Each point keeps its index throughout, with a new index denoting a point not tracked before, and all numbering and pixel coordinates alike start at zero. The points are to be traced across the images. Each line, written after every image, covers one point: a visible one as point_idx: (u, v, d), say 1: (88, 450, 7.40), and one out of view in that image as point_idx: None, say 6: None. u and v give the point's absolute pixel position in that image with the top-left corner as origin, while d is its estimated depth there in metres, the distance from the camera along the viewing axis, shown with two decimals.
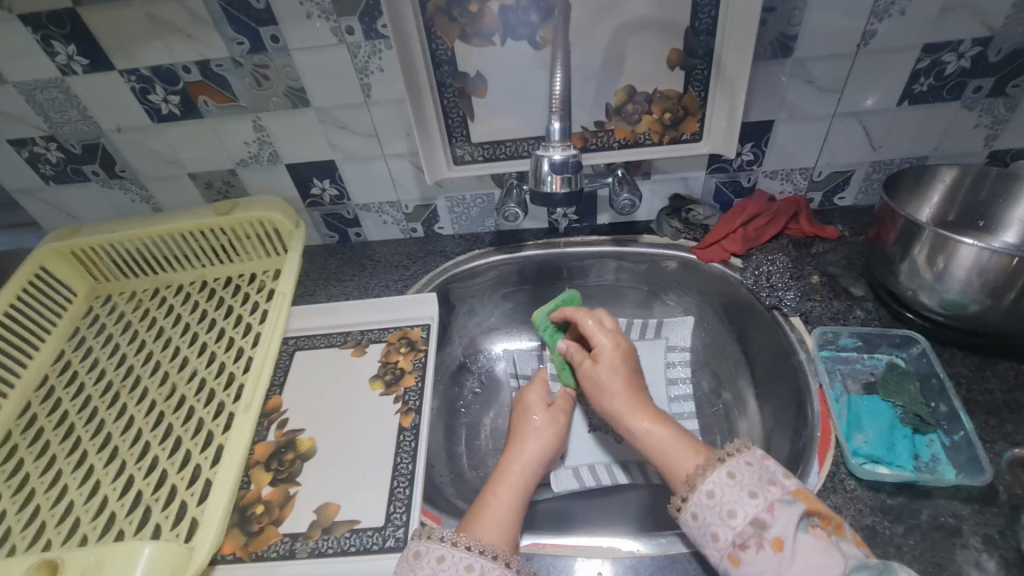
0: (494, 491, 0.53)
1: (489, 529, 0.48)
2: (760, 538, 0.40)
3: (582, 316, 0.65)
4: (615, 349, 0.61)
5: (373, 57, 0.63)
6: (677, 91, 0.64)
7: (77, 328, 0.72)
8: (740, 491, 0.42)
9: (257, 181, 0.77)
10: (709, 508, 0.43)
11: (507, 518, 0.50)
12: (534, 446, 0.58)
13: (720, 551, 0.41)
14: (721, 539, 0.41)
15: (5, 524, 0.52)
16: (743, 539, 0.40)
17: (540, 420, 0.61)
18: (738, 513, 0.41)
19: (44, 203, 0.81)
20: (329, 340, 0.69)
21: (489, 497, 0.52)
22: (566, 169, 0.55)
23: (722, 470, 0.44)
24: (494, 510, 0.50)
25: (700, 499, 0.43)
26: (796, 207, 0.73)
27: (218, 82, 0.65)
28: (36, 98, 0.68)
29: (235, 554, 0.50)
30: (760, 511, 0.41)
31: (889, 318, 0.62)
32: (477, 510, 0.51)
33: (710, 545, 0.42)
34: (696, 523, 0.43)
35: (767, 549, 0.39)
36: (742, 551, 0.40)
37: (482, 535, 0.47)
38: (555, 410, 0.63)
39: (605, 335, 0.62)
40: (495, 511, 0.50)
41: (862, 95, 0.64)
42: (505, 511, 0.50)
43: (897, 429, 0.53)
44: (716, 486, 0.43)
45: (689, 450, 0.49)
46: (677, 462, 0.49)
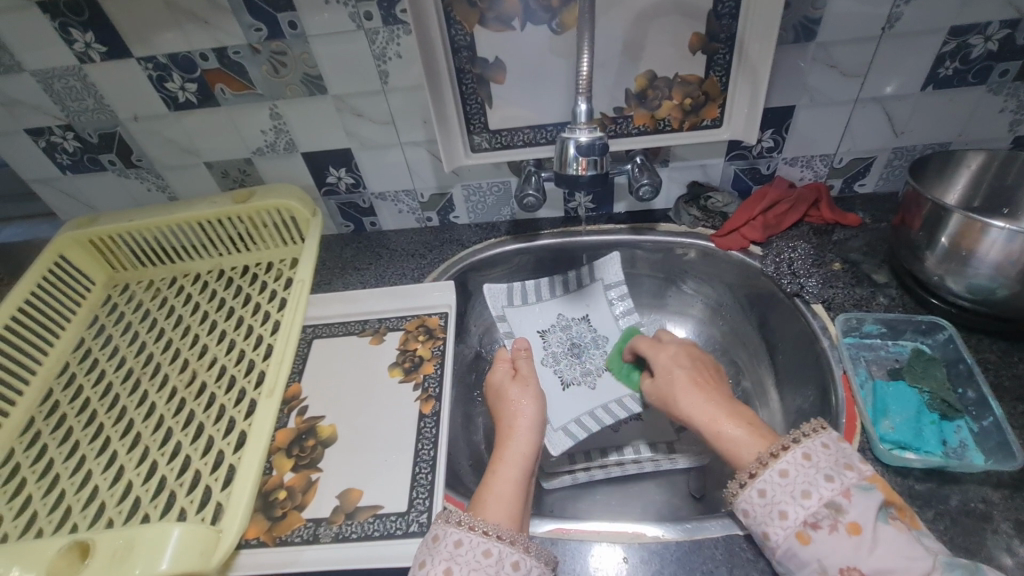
0: (493, 471, 0.53)
1: (499, 511, 0.48)
2: (834, 520, 0.39)
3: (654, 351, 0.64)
4: (687, 356, 0.61)
5: (391, 44, 0.62)
6: (698, 76, 0.63)
7: (96, 316, 0.72)
8: (815, 473, 0.42)
9: (272, 170, 0.77)
10: (780, 485, 0.42)
11: (514, 497, 0.50)
12: (522, 420, 0.58)
13: (787, 529, 0.41)
14: (790, 518, 0.41)
15: (31, 509, 0.52)
16: (815, 519, 0.40)
17: (511, 394, 0.61)
18: (812, 494, 0.41)
19: (62, 193, 0.81)
20: (347, 328, 0.69)
21: (492, 478, 0.52)
22: (593, 151, 0.54)
23: (798, 450, 0.43)
24: (498, 491, 0.50)
25: (772, 477, 0.43)
26: (817, 194, 0.72)
27: (235, 69, 0.65)
28: (53, 86, 0.67)
29: (260, 539, 0.50)
30: (837, 494, 0.40)
31: (913, 304, 0.62)
32: (485, 491, 0.50)
33: (776, 524, 0.41)
34: (762, 500, 0.43)
35: (842, 532, 0.39)
36: (813, 530, 0.40)
37: (493, 516, 0.47)
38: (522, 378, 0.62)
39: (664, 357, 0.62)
40: (498, 492, 0.50)
41: (886, 80, 0.64)
42: (509, 489, 0.50)
43: (925, 414, 0.52)
44: (790, 466, 0.43)
45: (754, 439, 0.47)
46: (738, 448, 0.47)
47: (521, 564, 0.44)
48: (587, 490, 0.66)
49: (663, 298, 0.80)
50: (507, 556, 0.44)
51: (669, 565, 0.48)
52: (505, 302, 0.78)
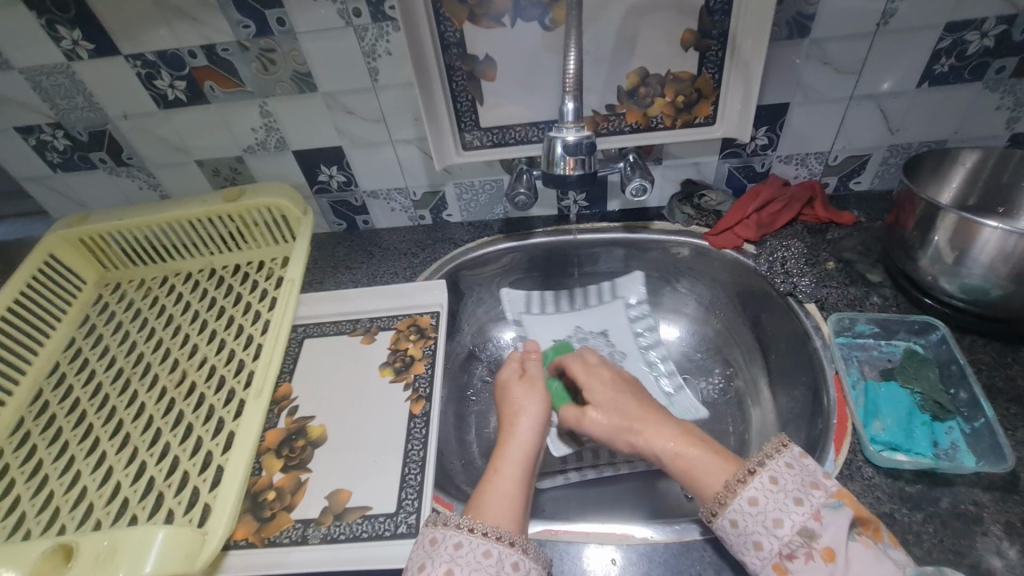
0: (495, 472, 0.52)
1: (500, 512, 0.47)
2: (809, 548, 0.39)
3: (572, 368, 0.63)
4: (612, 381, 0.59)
5: (380, 41, 0.62)
6: (690, 74, 0.63)
7: (87, 315, 0.72)
8: (784, 498, 0.41)
9: (264, 169, 0.77)
10: (751, 516, 0.41)
11: (516, 499, 0.49)
12: (524, 419, 0.57)
13: (763, 559, 0.40)
14: (766, 549, 0.40)
15: (20, 510, 0.52)
16: (790, 549, 0.39)
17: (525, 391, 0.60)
18: (784, 522, 0.40)
19: (53, 191, 0.80)
20: (338, 328, 0.69)
21: (495, 476, 0.51)
22: (580, 151, 0.53)
23: (764, 475, 0.42)
24: (500, 492, 0.50)
25: (741, 506, 0.42)
26: (812, 192, 0.72)
27: (224, 67, 0.65)
28: (42, 84, 0.67)
29: (248, 540, 0.50)
30: (808, 519, 0.40)
31: (906, 304, 0.61)
32: (486, 489, 0.50)
33: (753, 553, 0.41)
34: (736, 530, 0.42)
35: (817, 560, 0.38)
36: (789, 561, 0.39)
37: (494, 517, 0.47)
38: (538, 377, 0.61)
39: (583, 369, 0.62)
40: (499, 492, 0.49)
41: (881, 77, 0.63)
42: (510, 490, 0.50)
43: (916, 416, 0.52)
44: (759, 493, 0.42)
45: (719, 464, 0.46)
46: (705, 477, 0.45)
47: (520, 565, 0.44)
48: (578, 490, 0.65)
49: (657, 297, 0.80)
50: (508, 557, 0.44)
51: (657, 567, 0.47)
52: (522, 308, 0.81)
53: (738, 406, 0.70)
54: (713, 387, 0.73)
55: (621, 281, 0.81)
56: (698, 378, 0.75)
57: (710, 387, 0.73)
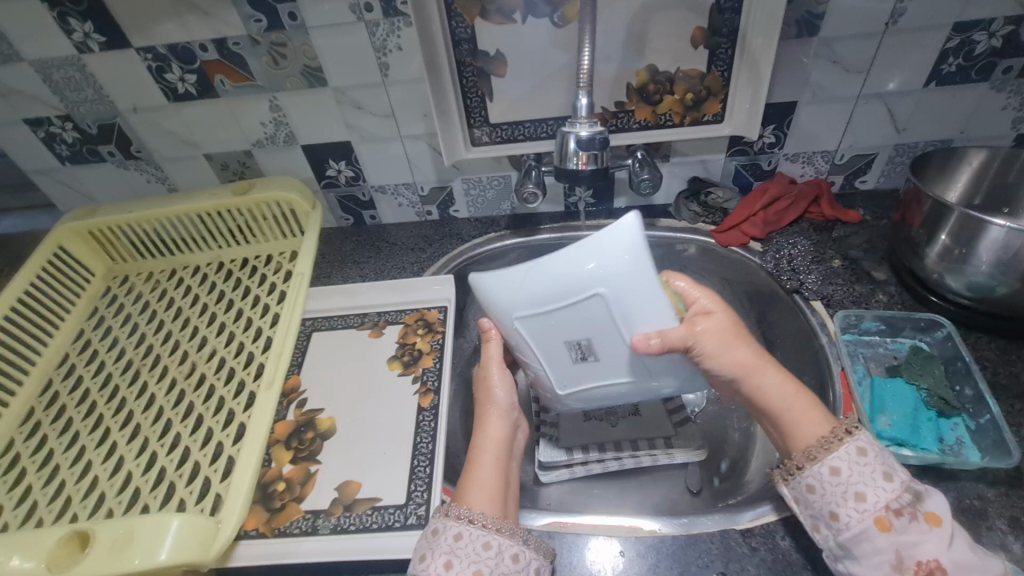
0: (471, 468, 0.52)
1: (481, 498, 0.48)
2: (914, 509, 0.40)
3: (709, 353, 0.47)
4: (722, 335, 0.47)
5: (391, 36, 0.62)
6: (699, 71, 0.63)
7: (95, 307, 0.72)
8: (888, 459, 0.42)
9: (272, 163, 0.77)
10: (859, 465, 0.41)
11: (496, 484, 0.50)
12: (496, 416, 0.56)
13: (864, 513, 0.40)
14: (869, 501, 0.40)
15: (31, 498, 0.52)
16: (898, 505, 0.40)
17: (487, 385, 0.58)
18: (893, 478, 0.41)
19: (60, 184, 0.81)
20: (346, 322, 0.69)
21: (471, 469, 0.52)
22: (593, 146, 0.54)
23: (854, 443, 0.42)
24: (481, 482, 0.50)
25: (822, 473, 0.42)
26: (818, 190, 0.72)
27: (235, 61, 0.65)
28: (52, 76, 0.67)
29: (258, 530, 0.50)
30: (913, 483, 0.41)
31: (912, 302, 0.62)
32: (468, 479, 0.51)
33: (851, 505, 0.40)
34: (835, 479, 0.42)
35: (922, 521, 0.39)
36: (896, 517, 0.39)
37: (479, 505, 0.48)
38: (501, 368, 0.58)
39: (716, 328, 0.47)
40: (477, 484, 0.50)
41: (888, 76, 0.63)
42: (489, 483, 0.50)
43: (922, 412, 0.53)
44: (852, 456, 0.42)
45: (816, 419, 0.45)
46: (802, 429, 0.44)
47: (521, 556, 0.45)
48: (584, 484, 0.66)
49: None
50: (508, 549, 0.45)
51: (666, 559, 0.48)
52: None
53: None
54: None
55: None
56: None
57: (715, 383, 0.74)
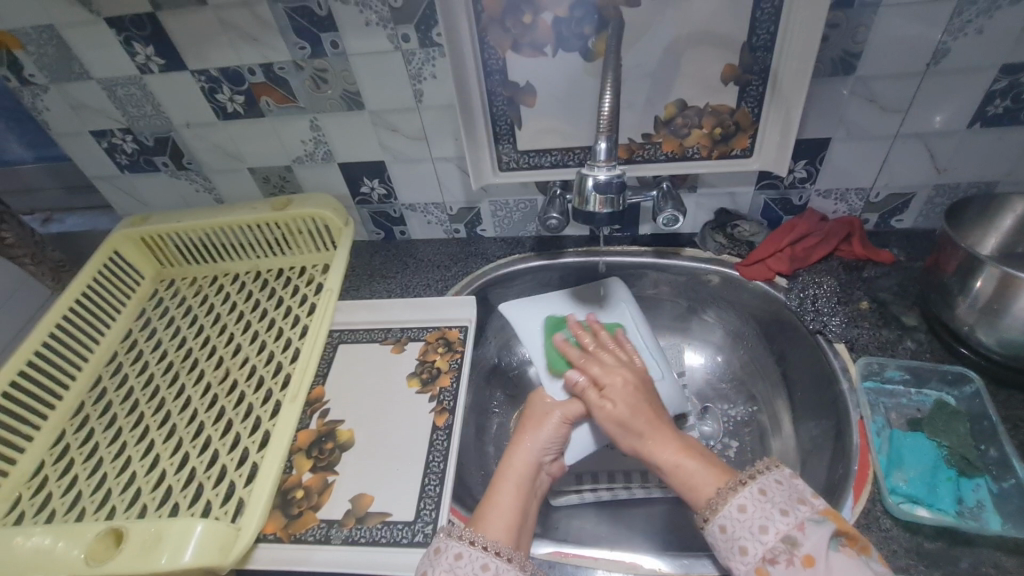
0: (493, 490, 0.54)
1: (498, 525, 0.50)
2: (790, 555, 0.41)
3: (590, 363, 0.62)
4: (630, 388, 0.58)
5: (426, 65, 0.64)
6: (729, 107, 0.63)
7: (143, 309, 0.77)
8: (771, 509, 0.44)
9: (310, 178, 0.81)
10: (739, 522, 0.44)
11: (514, 512, 0.51)
12: (530, 443, 0.58)
13: (748, 564, 0.43)
14: (750, 554, 0.43)
15: (77, 488, 0.57)
16: (773, 554, 0.42)
17: (543, 413, 0.61)
18: (770, 529, 0.43)
19: (118, 189, 0.87)
20: (370, 335, 0.72)
21: (494, 488, 0.54)
22: (609, 189, 0.55)
23: (754, 487, 0.45)
24: (500, 506, 0.52)
25: (730, 513, 0.45)
26: (850, 228, 0.70)
27: (280, 83, 0.68)
28: (116, 93, 0.73)
29: (276, 534, 0.54)
30: (792, 528, 0.42)
31: (941, 351, 0.60)
32: (488, 501, 0.53)
33: (739, 558, 0.44)
34: (723, 535, 0.45)
35: (797, 565, 0.41)
36: (771, 565, 0.42)
37: (490, 527, 0.49)
38: (562, 407, 0.62)
39: (600, 366, 0.61)
40: (497, 506, 0.52)
41: (929, 116, 0.61)
42: (509, 507, 0.52)
43: (941, 469, 0.51)
44: (748, 501, 0.45)
45: (713, 474, 0.49)
46: (699, 481, 0.49)
47: None
48: (593, 510, 0.66)
49: (684, 324, 0.80)
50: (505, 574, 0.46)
51: None
52: None
53: (760, 440, 0.70)
54: (736, 419, 0.73)
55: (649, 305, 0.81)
56: (721, 408, 0.75)
57: (733, 419, 0.73)
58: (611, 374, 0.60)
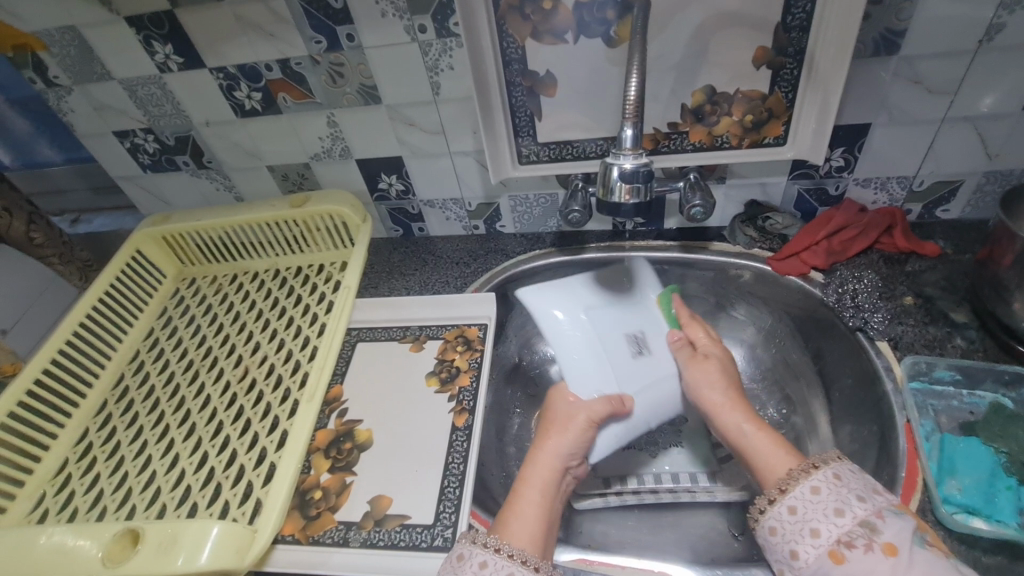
0: (516, 493, 0.53)
1: (523, 533, 0.48)
2: (869, 540, 0.41)
3: (694, 327, 0.67)
4: (725, 358, 0.62)
5: (444, 56, 0.63)
6: (762, 92, 0.59)
7: (165, 307, 0.78)
8: (847, 493, 0.44)
9: (328, 175, 0.80)
10: (811, 503, 0.45)
11: (540, 521, 0.50)
12: (553, 444, 0.56)
13: (820, 548, 0.43)
14: (823, 536, 0.43)
15: (99, 486, 0.58)
16: (850, 538, 0.42)
17: (569, 417, 0.58)
18: (847, 513, 0.43)
19: (142, 189, 0.87)
20: (389, 333, 0.71)
21: (518, 490, 0.53)
22: (636, 179, 0.52)
23: (828, 470, 0.46)
24: (522, 512, 0.50)
25: (803, 493, 0.46)
26: (891, 219, 0.66)
27: (297, 79, 0.68)
28: (137, 93, 0.73)
29: (294, 536, 0.53)
30: (870, 514, 0.42)
31: (995, 350, 0.56)
32: (511, 509, 0.51)
33: (808, 541, 0.43)
34: (792, 518, 0.45)
35: (877, 552, 0.40)
36: (848, 549, 0.41)
37: (514, 536, 0.48)
38: (588, 409, 0.59)
39: (705, 333, 0.66)
40: (522, 512, 0.50)
41: (980, 98, 0.57)
42: (534, 514, 0.50)
43: (999, 478, 0.48)
44: (822, 484, 0.45)
45: (784, 454, 0.50)
46: (770, 463, 0.50)
47: None
48: (618, 515, 0.64)
49: (712, 322, 0.77)
50: None
51: None
52: None
53: (795, 443, 0.66)
54: (769, 421, 0.70)
55: None
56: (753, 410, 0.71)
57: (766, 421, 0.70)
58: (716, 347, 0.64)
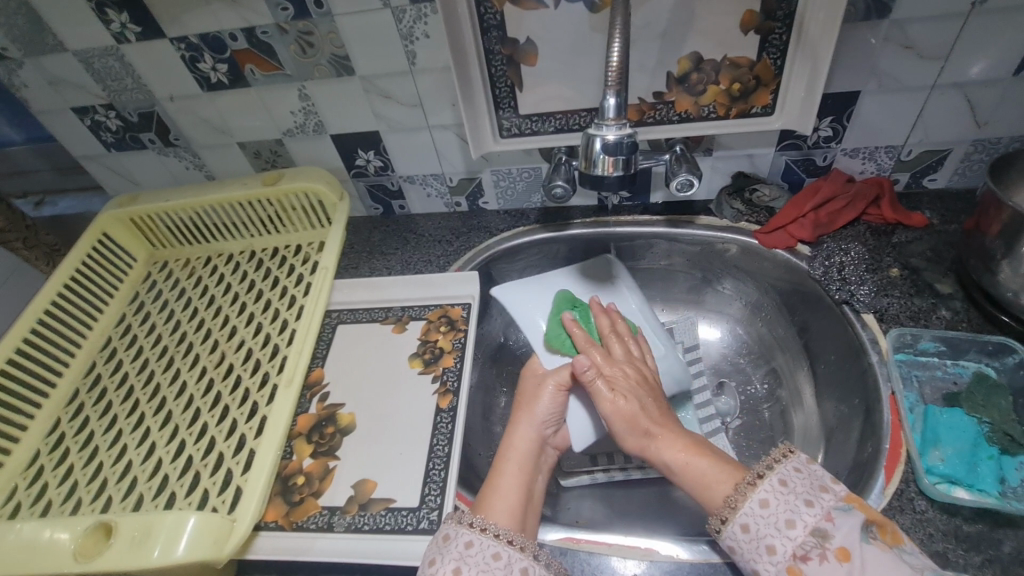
0: (497, 471, 0.53)
1: (501, 509, 0.48)
2: (823, 549, 0.40)
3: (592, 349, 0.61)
4: (636, 379, 0.58)
5: (418, 23, 0.59)
6: (749, 59, 0.57)
7: (137, 292, 0.75)
8: (795, 500, 0.43)
9: (303, 152, 0.77)
10: (762, 518, 0.43)
11: (518, 497, 0.50)
12: (527, 418, 0.57)
13: (777, 565, 0.41)
14: (779, 553, 0.41)
15: (73, 478, 0.56)
16: (804, 550, 0.41)
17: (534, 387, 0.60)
18: (797, 523, 0.42)
19: (108, 169, 0.83)
20: (371, 315, 0.69)
21: (499, 470, 0.53)
22: (620, 150, 0.50)
23: (772, 479, 0.45)
24: (501, 489, 0.51)
25: (752, 510, 0.44)
26: (879, 190, 0.65)
27: (264, 49, 0.64)
28: (94, 66, 0.68)
29: (277, 522, 0.52)
30: (819, 520, 0.42)
31: (979, 319, 0.56)
32: (491, 486, 0.51)
33: (766, 559, 0.42)
34: (747, 536, 0.43)
35: (831, 560, 0.40)
36: (804, 563, 0.40)
37: (492, 512, 0.48)
38: (556, 378, 0.59)
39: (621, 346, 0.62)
40: (500, 488, 0.51)
41: (970, 62, 0.56)
42: (510, 489, 0.51)
43: (982, 448, 0.48)
44: (770, 495, 0.44)
45: (724, 473, 0.48)
46: (711, 478, 0.48)
47: (530, 571, 0.44)
48: (606, 491, 0.64)
49: (698, 297, 0.76)
50: (516, 562, 0.44)
51: None
52: None
53: (781, 415, 0.67)
54: (755, 394, 0.70)
55: (662, 277, 0.77)
56: (739, 384, 0.71)
57: (752, 394, 0.70)
58: (614, 368, 0.59)
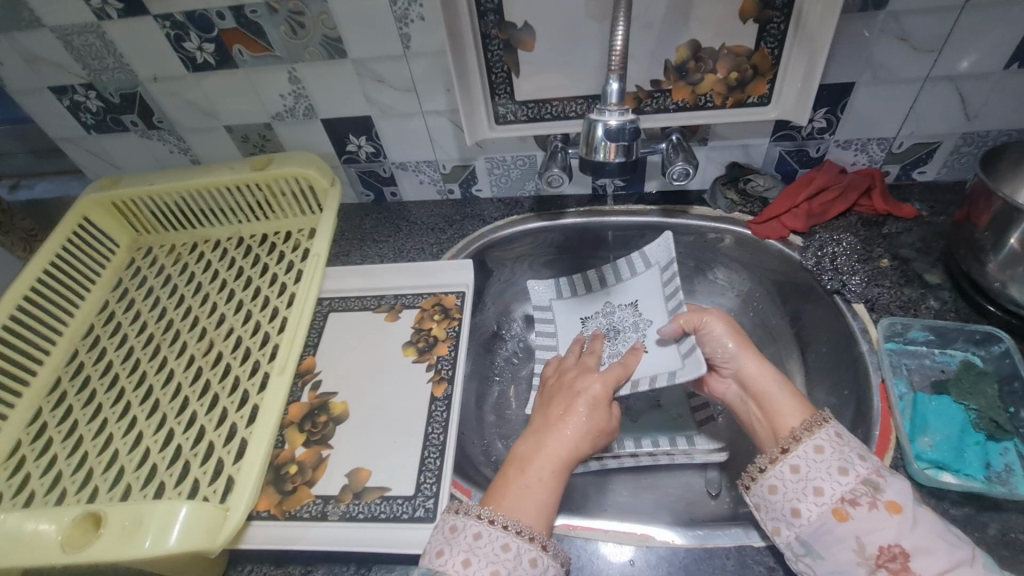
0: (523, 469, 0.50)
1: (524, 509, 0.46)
2: (873, 498, 0.42)
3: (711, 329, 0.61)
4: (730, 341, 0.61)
5: (413, 5, 0.58)
6: (747, 48, 0.57)
7: (120, 278, 0.73)
8: (849, 450, 0.45)
9: (292, 136, 0.75)
10: (816, 461, 0.45)
11: (544, 501, 0.47)
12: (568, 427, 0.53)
13: (822, 505, 0.43)
14: (827, 494, 0.43)
15: (57, 469, 0.55)
16: (854, 496, 0.42)
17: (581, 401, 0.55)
18: (849, 471, 0.44)
19: (88, 152, 0.81)
20: (363, 303, 0.68)
21: (526, 470, 0.50)
22: (622, 137, 0.50)
23: (810, 444, 0.46)
24: (527, 490, 0.48)
25: (807, 453, 0.46)
26: (870, 181, 0.66)
27: (252, 29, 0.62)
28: (73, 43, 0.66)
29: (270, 512, 0.51)
30: (871, 473, 0.43)
31: (966, 309, 0.57)
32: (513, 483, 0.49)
33: (811, 499, 0.44)
34: (796, 476, 0.45)
35: (881, 509, 0.41)
36: (851, 506, 0.42)
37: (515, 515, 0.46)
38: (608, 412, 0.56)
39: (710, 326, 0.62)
40: (526, 489, 0.48)
41: (962, 56, 0.56)
42: (538, 492, 0.48)
43: (969, 434, 0.50)
44: (826, 442, 0.46)
45: (796, 407, 0.50)
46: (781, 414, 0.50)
47: (538, 562, 0.44)
48: (599, 478, 0.64)
49: (690, 286, 0.77)
50: (525, 553, 0.43)
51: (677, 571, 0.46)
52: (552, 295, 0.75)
53: None
54: None
55: None
56: None
57: None
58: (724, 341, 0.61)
